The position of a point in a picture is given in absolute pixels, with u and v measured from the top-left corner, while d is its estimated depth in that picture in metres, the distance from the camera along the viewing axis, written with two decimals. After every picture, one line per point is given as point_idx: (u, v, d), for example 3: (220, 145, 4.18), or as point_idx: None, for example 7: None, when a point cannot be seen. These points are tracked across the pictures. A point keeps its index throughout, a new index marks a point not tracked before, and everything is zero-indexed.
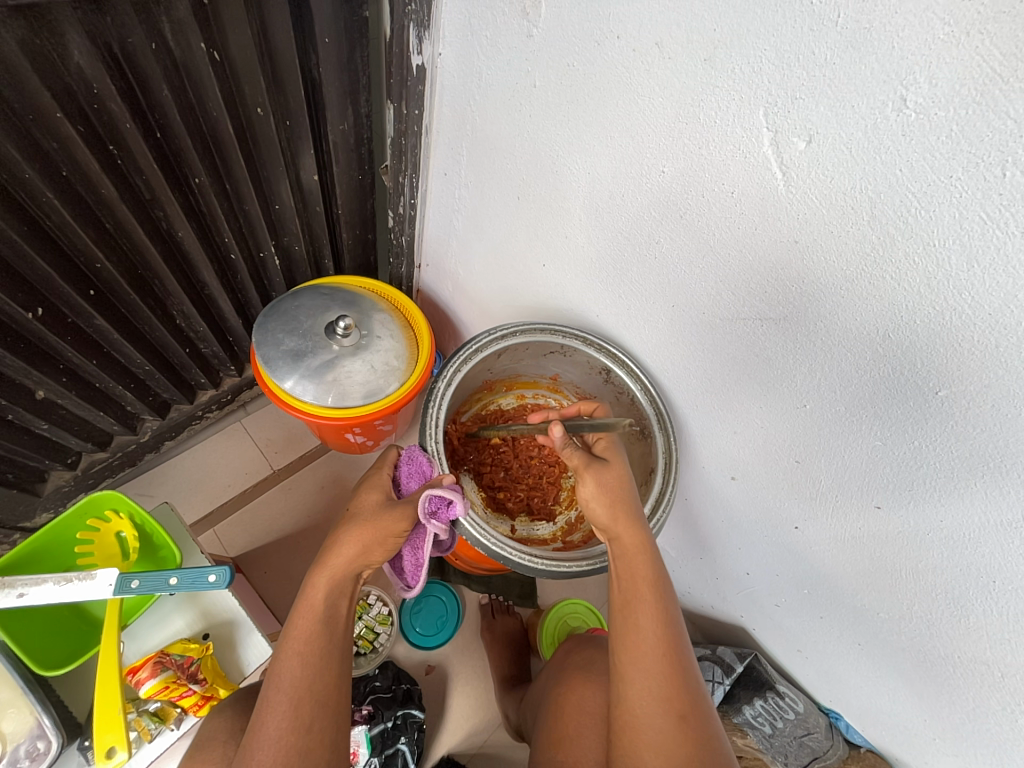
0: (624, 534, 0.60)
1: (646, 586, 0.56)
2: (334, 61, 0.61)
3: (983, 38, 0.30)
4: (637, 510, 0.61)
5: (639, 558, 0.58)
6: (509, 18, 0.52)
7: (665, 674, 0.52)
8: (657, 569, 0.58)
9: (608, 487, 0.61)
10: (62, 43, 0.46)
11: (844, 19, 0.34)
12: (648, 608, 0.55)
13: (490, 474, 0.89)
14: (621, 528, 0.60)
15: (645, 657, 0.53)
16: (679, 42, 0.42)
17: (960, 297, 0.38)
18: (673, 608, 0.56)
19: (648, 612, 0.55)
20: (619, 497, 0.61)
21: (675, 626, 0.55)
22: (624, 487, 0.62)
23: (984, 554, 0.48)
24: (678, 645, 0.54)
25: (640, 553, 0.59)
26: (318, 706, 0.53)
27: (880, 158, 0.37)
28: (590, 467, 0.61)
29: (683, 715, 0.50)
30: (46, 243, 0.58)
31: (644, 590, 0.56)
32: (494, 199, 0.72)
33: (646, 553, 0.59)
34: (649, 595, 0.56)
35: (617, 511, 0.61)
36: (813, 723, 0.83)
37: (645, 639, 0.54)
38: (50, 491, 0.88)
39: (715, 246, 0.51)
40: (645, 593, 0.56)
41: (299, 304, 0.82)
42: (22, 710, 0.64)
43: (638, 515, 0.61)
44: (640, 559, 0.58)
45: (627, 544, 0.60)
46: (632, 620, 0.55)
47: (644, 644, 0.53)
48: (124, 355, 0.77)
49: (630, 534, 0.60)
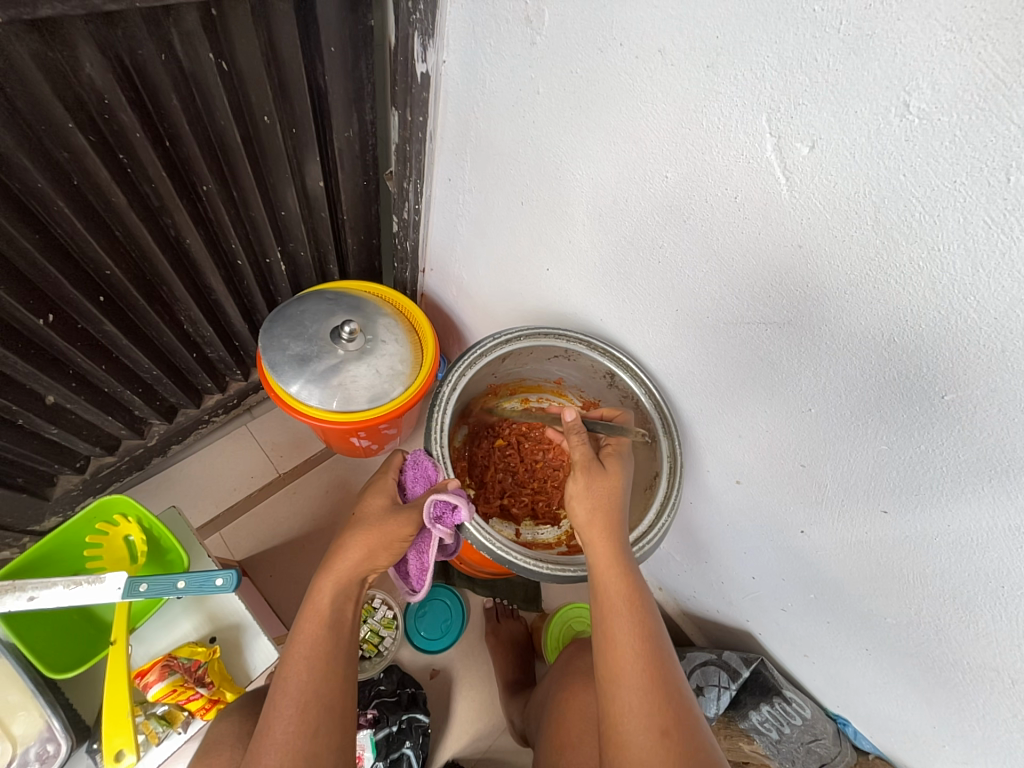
0: (596, 547, 0.60)
1: (621, 602, 0.57)
2: (339, 69, 0.62)
3: (986, 44, 0.30)
4: (611, 527, 0.61)
5: (613, 574, 0.59)
6: (513, 26, 0.53)
7: (647, 690, 0.52)
8: (632, 584, 0.58)
9: (595, 490, 0.62)
10: (75, 55, 0.47)
11: (847, 27, 0.34)
12: (623, 624, 0.56)
13: (490, 478, 0.89)
14: (593, 540, 0.61)
15: (624, 674, 0.53)
16: (681, 49, 0.43)
17: (966, 302, 0.38)
18: (651, 622, 0.57)
19: (623, 628, 0.55)
20: (602, 506, 0.62)
21: (654, 640, 0.55)
22: (607, 496, 0.62)
23: (992, 559, 0.48)
24: (658, 659, 0.54)
25: (612, 569, 0.59)
26: (325, 710, 0.53)
27: (884, 163, 0.38)
28: (588, 465, 0.63)
29: (666, 731, 0.50)
30: (57, 250, 0.59)
31: (618, 607, 0.57)
32: (498, 204, 0.73)
33: (619, 567, 0.59)
34: (624, 611, 0.57)
35: (596, 518, 0.61)
36: (820, 728, 0.82)
37: (623, 655, 0.54)
38: (59, 495, 0.89)
39: (719, 250, 0.52)
40: (620, 609, 0.57)
41: (305, 309, 0.82)
42: (31, 712, 0.64)
43: (613, 529, 0.61)
44: (613, 576, 0.59)
45: (600, 558, 0.60)
46: (609, 638, 0.56)
47: (621, 660, 0.54)
48: (133, 360, 0.78)
49: (603, 548, 0.60)
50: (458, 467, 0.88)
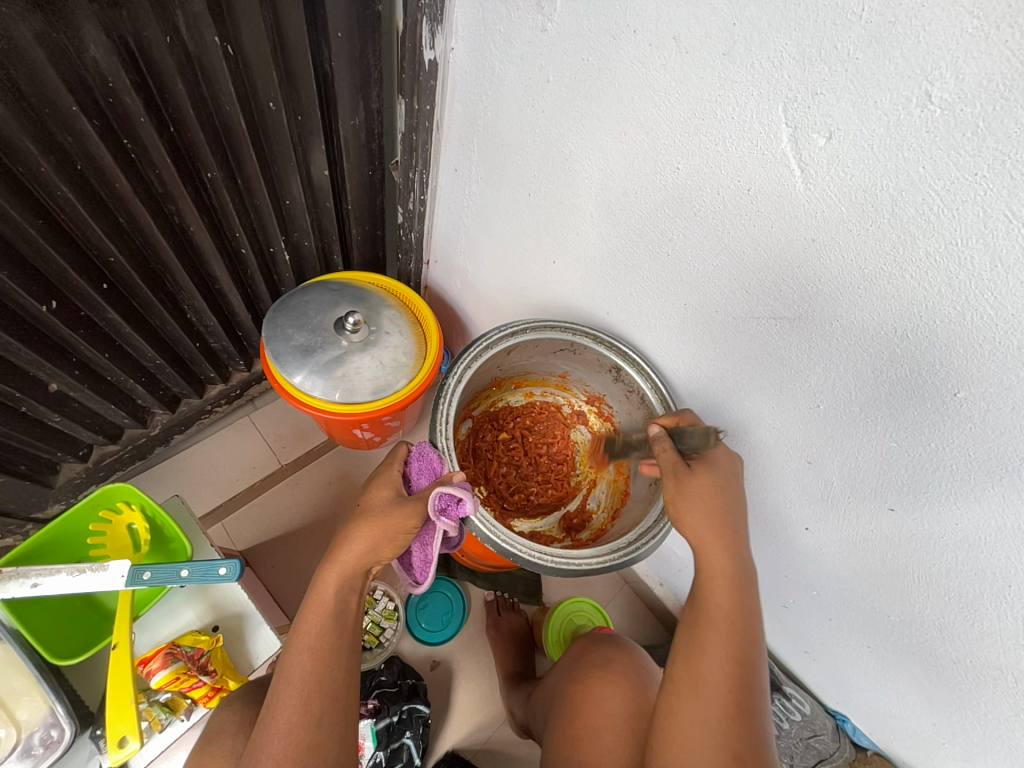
0: (708, 559, 0.56)
1: (721, 616, 0.54)
2: (347, 55, 0.61)
3: (1014, 32, 0.30)
4: (725, 530, 0.56)
5: (719, 586, 0.55)
6: (524, 12, 0.52)
7: (724, 710, 0.51)
8: (739, 601, 0.55)
9: (688, 500, 0.57)
10: (79, 36, 0.46)
11: (868, 13, 0.34)
12: (717, 638, 0.54)
13: (495, 477, 0.90)
14: (705, 549, 0.56)
15: (705, 686, 0.52)
16: (697, 37, 0.42)
17: (982, 298, 0.38)
18: (748, 644, 0.53)
19: (716, 643, 0.53)
20: (705, 511, 0.56)
21: (745, 664, 0.53)
22: (707, 501, 0.57)
23: (1000, 558, 0.48)
24: (743, 681, 0.52)
25: (722, 582, 0.55)
26: (327, 701, 0.53)
27: (902, 154, 0.37)
28: (674, 471, 0.59)
29: (739, 757, 0.50)
30: (61, 236, 0.58)
31: (718, 620, 0.54)
32: (505, 195, 0.72)
33: (729, 582, 0.55)
34: (722, 627, 0.54)
35: (698, 525, 0.56)
36: (819, 723, 0.83)
37: (709, 669, 0.53)
38: (62, 483, 0.89)
39: (730, 243, 0.51)
40: (719, 625, 0.54)
41: (309, 300, 0.82)
42: (36, 698, 0.64)
43: (732, 538, 0.56)
44: (722, 589, 0.55)
45: (711, 567, 0.56)
46: (697, 646, 0.54)
47: (705, 673, 0.53)
48: (136, 349, 0.78)
49: (717, 559, 0.56)
50: (463, 462, 0.88)
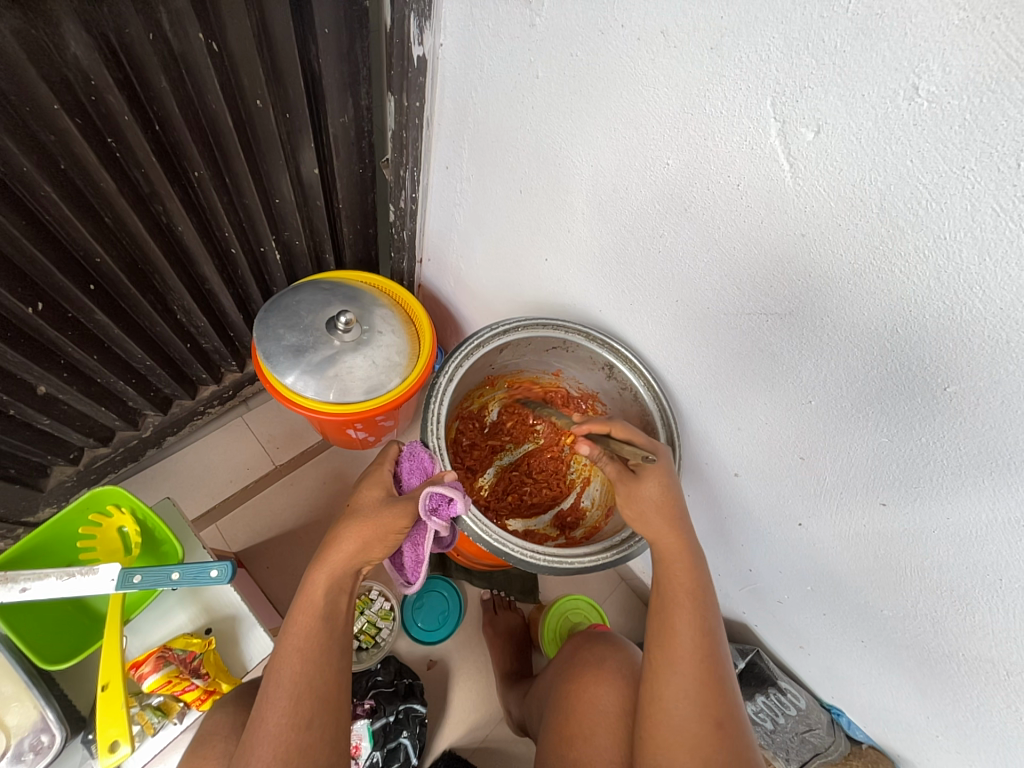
0: (666, 541, 0.59)
1: (685, 593, 0.56)
2: (335, 53, 0.60)
3: (1000, 24, 0.29)
4: (679, 519, 0.59)
5: (679, 566, 0.58)
6: (512, 7, 0.52)
7: (702, 680, 0.52)
8: (699, 576, 0.57)
9: (639, 501, 0.60)
10: (59, 33, 0.46)
11: (855, 5, 0.34)
12: (686, 614, 0.55)
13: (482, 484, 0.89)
14: (661, 537, 0.59)
15: (680, 661, 0.53)
16: (684, 30, 0.42)
17: (971, 292, 0.37)
18: (712, 616, 0.56)
19: (684, 617, 0.55)
20: (658, 506, 0.59)
21: (713, 635, 0.55)
22: (657, 501, 0.59)
23: (991, 551, 0.48)
24: (714, 651, 0.54)
25: (681, 560, 0.58)
26: (318, 701, 0.53)
27: (891, 148, 0.37)
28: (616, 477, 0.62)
29: (721, 724, 0.51)
30: (45, 236, 0.58)
31: (683, 598, 0.56)
32: (496, 192, 0.72)
33: (688, 559, 0.58)
34: (688, 602, 0.56)
35: (657, 523, 0.59)
36: (814, 718, 0.83)
37: (682, 643, 0.54)
38: (53, 487, 0.88)
39: (720, 240, 0.51)
40: (684, 599, 0.56)
41: (300, 300, 0.81)
42: (26, 703, 0.63)
43: (684, 522, 0.59)
44: (681, 567, 0.57)
45: (668, 548, 0.58)
46: (667, 623, 0.55)
47: (679, 647, 0.54)
48: (125, 351, 0.77)
49: (673, 541, 0.58)
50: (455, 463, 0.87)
